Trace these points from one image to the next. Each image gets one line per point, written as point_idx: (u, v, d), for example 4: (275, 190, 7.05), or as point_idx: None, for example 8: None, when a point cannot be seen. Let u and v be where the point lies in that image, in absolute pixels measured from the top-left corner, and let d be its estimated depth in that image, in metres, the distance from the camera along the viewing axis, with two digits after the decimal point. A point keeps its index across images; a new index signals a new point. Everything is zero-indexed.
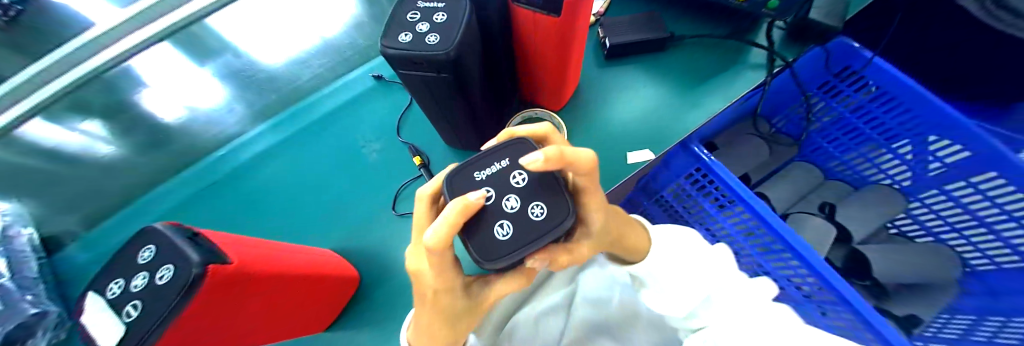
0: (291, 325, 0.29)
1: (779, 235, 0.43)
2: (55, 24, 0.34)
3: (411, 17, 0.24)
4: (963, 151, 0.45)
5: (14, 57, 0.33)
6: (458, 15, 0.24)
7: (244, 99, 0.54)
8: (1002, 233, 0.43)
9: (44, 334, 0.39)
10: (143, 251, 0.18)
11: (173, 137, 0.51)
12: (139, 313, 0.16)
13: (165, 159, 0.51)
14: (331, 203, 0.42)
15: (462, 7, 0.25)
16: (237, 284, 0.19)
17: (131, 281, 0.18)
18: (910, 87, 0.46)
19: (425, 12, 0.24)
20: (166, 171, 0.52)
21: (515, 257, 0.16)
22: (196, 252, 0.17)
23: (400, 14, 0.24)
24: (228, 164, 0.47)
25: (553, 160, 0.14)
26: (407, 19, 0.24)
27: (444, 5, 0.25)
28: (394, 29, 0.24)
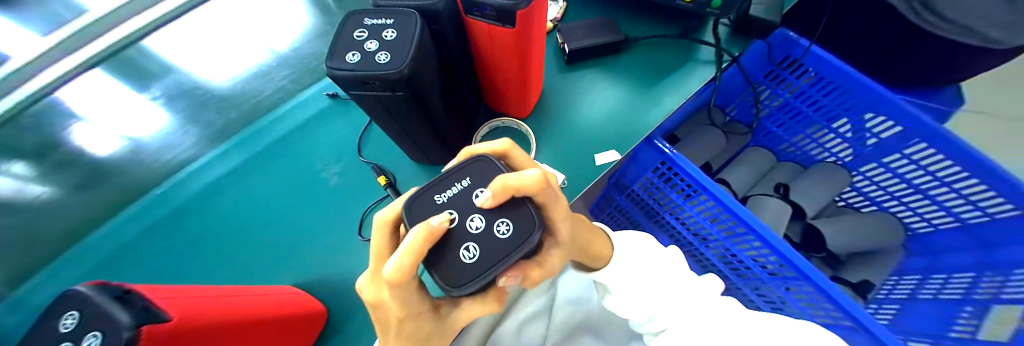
0: None
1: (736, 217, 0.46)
2: None
3: (358, 35, 0.23)
4: (894, 127, 0.51)
5: None
6: (407, 30, 0.23)
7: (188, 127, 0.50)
8: (944, 198, 0.49)
9: None
10: (61, 318, 0.16)
11: (106, 173, 0.45)
12: None
13: (92, 199, 0.44)
14: (294, 232, 0.39)
15: (412, 21, 0.24)
16: (181, 341, 0.17)
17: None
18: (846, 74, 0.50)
19: (373, 30, 0.23)
20: (93, 215, 0.44)
21: (484, 280, 0.15)
22: (125, 314, 0.16)
23: (347, 32, 0.24)
24: (169, 200, 0.42)
25: (497, 195, 0.15)
26: (354, 37, 0.23)
27: (392, 21, 0.24)
28: (341, 49, 0.23)
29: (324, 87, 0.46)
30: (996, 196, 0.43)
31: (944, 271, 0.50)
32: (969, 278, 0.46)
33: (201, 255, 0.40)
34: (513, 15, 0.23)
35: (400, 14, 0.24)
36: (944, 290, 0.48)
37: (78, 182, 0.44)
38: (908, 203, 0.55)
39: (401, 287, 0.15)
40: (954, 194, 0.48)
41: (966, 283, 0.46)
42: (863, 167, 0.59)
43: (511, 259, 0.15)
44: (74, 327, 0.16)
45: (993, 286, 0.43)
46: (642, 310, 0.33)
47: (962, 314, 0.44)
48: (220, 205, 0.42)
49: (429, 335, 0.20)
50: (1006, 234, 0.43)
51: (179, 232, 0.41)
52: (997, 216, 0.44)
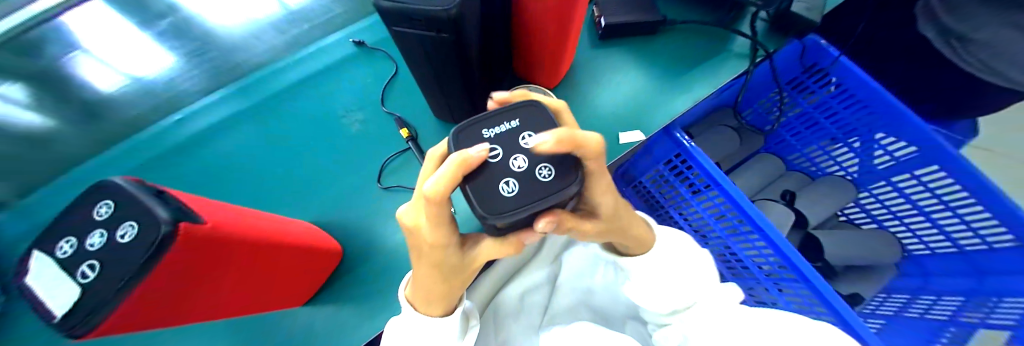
0: (259, 304, 0.28)
1: (746, 215, 0.46)
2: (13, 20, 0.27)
3: None
4: (904, 146, 0.51)
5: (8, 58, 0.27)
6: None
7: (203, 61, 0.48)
8: (939, 223, 0.51)
9: None
10: (99, 205, 0.16)
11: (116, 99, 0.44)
12: (94, 277, 0.15)
13: None
14: (310, 173, 0.39)
15: None
16: (210, 247, 0.18)
17: (90, 239, 0.16)
18: (871, 87, 0.50)
19: None
20: None
21: (523, 212, 0.15)
22: (161, 210, 0.16)
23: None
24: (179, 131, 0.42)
25: (562, 140, 0.15)
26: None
27: None
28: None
29: (350, 34, 0.45)
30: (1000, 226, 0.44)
31: (927, 294, 0.52)
32: (954, 301, 0.48)
33: (209, 188, 0.40)
34: None
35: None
36: (932, 309, 0.49)
37: None
38: (908, 224, 0.55)
39: (439, 210, 0.16)
40: (956, 220, 0.48)
41: (947, 306, 0.48)
42: (872, 185, 0.59)
43: (551, 201, 0.16)
44: (112, 214, 0.16)
45: (981, 311, 0.44)
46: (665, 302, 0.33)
47: (945, 333, 0.46)
48: (232, 140, 0.41)
49: (454, 269, 0.20)
50: (1004, 265, 0.44)
51: (192, 161, 0.41)
52: (994, 246, 0.45)
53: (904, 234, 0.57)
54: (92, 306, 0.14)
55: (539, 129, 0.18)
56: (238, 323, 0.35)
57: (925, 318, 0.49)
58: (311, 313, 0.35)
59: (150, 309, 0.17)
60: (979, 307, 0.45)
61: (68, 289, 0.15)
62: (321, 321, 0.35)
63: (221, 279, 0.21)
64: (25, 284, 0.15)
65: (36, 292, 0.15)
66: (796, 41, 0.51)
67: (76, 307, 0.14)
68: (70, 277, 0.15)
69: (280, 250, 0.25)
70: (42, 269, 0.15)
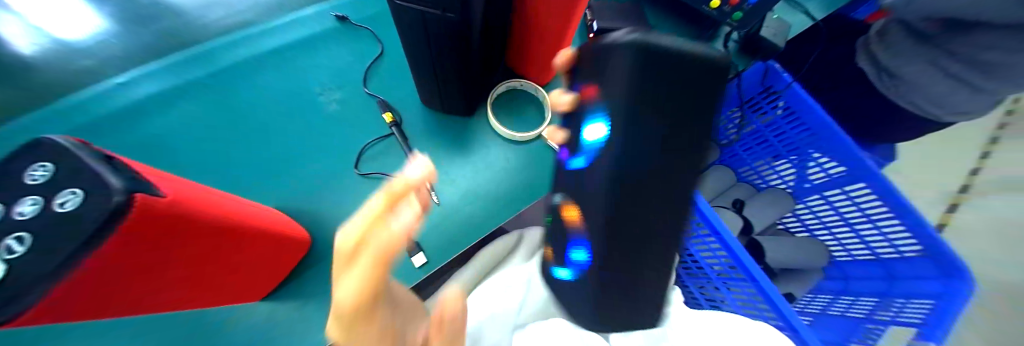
0: (217, 296, 0.25)
1: (709, 220, 0.50)
2: None
3: None
4: (838, 166, 0.58)
5: None
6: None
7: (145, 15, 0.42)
8: (859, 232, 0.60)
9: None
10: (36, 165, 0.14)
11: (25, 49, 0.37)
12: (24, 253, 0.12)
13: None
14: (276, 154, 0.36)
15: None
16: (171, 225, 0.16)
17: (21, 207, 0.13)
18: (815, 111, 0.56)
19: None
20: None
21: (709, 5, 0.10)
22: (117, 178, 0.13)
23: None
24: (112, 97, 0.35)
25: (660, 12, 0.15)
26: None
27: None
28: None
29: (331, 6, 0.41)
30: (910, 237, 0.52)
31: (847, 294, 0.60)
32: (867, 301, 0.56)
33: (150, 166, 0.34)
34: None
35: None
36: (851, 308, 0.57)
37: None
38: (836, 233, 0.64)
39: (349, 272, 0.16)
40: (877, 233, 0.56)
41: (862, 305, 0.56)
42: (807, 198, 0.67)
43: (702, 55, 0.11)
44: (50, 178, 0.13)
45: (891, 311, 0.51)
46: None
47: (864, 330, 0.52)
48: (183, 113, 0.37)
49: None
50: (910, 269, 0.52)
51: (130, 136, 0.35)
52: (906, 254, 0.53)
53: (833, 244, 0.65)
54: (21, 289, 0.12)
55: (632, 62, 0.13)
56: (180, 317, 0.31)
57: (847, 315, 0.56)
58: (270, 309, 0.31)
59: (87, 295, 0.14)
60: (887, 308, 0.52)
61: None
62: (282, 318, 0.31)
63: (173, 264, 0.18)
64: None
65: None
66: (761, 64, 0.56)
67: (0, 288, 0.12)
68: None
69: (248, 235, 0.22)
70: None
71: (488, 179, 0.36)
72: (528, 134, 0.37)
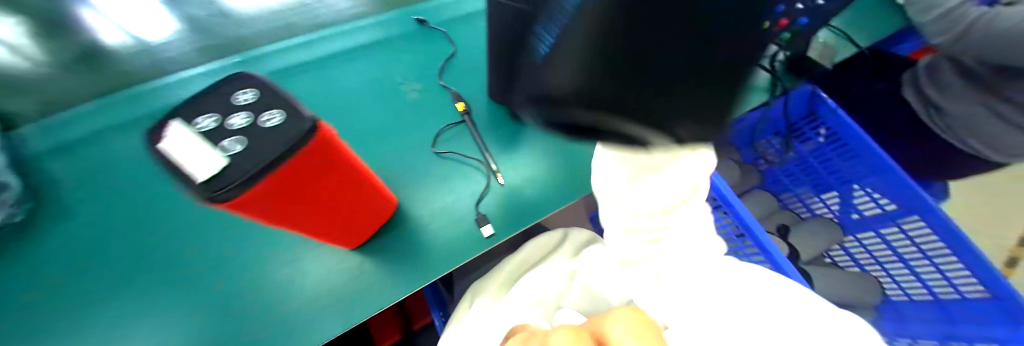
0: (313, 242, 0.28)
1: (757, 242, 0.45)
2: None
3: None
4: (886, 200, 0.55)
5: None
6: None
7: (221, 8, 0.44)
8: (917, 271, 0.53)
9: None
10: (239, 92, 0.18)
11: None
12: (239, 153, 0.16)
13: None
14: (357, 133, 0.40)
15: None
16: (325, 157, 0.19)
17: (230, 119, 0.17)
18: (859, 137, 0.55)
19: None
20: None
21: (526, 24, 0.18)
22: (307, 111, 0.18)
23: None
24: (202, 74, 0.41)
25: None
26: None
27: None
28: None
29: (413, 11, 0.47)
30: (971, 275, 0.46)
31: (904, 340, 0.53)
32: None
33: None
34: None
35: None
36: None
37: None
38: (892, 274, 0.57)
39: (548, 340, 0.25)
40: (936, 271, 0.50)
41: None
42: (860, 234, 0.60)
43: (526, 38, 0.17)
44: (256, 101, 0.17)
45: None
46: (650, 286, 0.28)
47: None
48: None
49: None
50: (972, 314, 0.46)
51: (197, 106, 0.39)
52: (967, 295, 0.47)
53: (888, 282, 0.58)
54: (230, 179, 0.15)
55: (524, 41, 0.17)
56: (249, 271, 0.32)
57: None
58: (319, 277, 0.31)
59: (261, 200, 0.18)
60: None
61: (207, 156, 0.15)
62: (333, 287, 0.31)
63: (310, 195, 0.21)
64: (162, 148, 0.15)
65: (170, 154, 0.15)
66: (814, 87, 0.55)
67: (221, 176, 0.15)
68: (210, 146, 0.16)
69: (360, 187, 0.25)
70: (176, 134, 0.16)
71: (545, 167, 0.38)
72: None
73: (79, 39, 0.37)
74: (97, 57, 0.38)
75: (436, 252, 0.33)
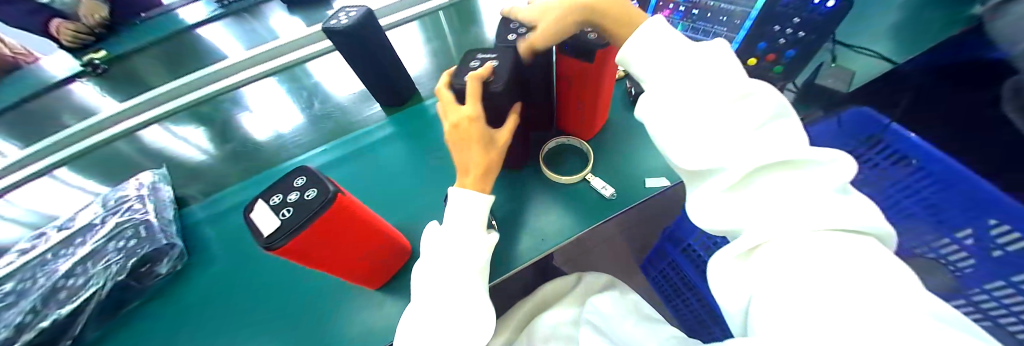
0: (356, 281, 0.38)
1: None
2: (171, 64, 0.76)
3: (473, 64, 0.34)
4: (1010, 232, 0.40)
5: (166, 74, 0.74)
6: (506, 63, 0.33)
7: (321, 123, 0.68)
8: (1011, 305, 0.40)
9: (167, 261, 0.46)
10: (294, 179, 0.27)
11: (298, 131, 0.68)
12: (287, 216, 0.25)
13: (280, 146, 0.65)
14: (398, 191, 0.54)
15: (507, 58, 0.34)
16: (343, 217, 0.28)
17: (288, 196, 0.26)
18: (939, 164, 0.46)
19: (483, 62, 0.34)
20: (274, 156, 0.64)
21: (308, 186, 0.27)
22: (333, 185, 0.26)
23: (465, 60, 0.34)
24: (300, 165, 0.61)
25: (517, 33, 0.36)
26: (470, 67, 0.34)
27: (496, 56, 0.34)
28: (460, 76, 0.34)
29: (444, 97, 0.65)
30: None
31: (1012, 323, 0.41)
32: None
33: None
34: (595, 51, 0.34)
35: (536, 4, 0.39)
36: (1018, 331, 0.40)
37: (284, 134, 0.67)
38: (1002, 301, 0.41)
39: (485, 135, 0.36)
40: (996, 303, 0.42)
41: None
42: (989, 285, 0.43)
43: (316, 209, 0.25)
44: (304, 183, 0.27)
45: None
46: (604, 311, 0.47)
47: None
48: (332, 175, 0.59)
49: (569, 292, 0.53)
50: None
51: None
52: None
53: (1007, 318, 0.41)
54: (279, 233, 0.24)
55: (313, 190, 0.26)
56: (309, 310, 0.43)
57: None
58: (357, 317, 0.41)
59: (300, 248, 0.27)
60: None
61: (271, 220, 0.25)
62: (366, 324, 0.41)
63: (335, 249, 0.30)
64: (251, 218, 0.26)
65: (254, 221, 0.26)
66: (863, 108, 0.52)
67: (273, 233, 0.24)
68: (274, 214, 0.25)
69: (373, 241, 0.34)
70: (259, 208, 0.26)
71: (552, 219, 0.45)
72: (571, 177, 0.46)
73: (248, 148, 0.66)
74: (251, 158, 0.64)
75: None
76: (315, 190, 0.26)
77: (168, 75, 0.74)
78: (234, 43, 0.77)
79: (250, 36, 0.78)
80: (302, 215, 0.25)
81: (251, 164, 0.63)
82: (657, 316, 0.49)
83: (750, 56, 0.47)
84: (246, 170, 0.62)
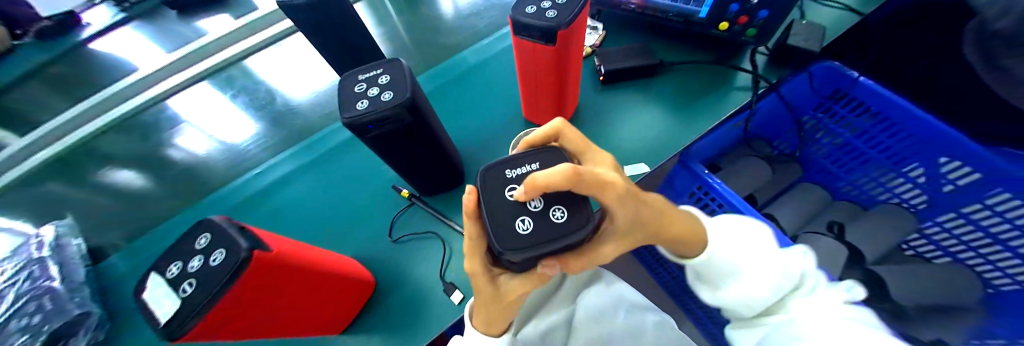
0: (316, 327, 0.33)
1: None
2: (58, 79, 0.63)
3: (358, 88, 0.28)
4: (969, 171, 0.47)
5: (54, 92, 0.61)
6: (401, 74, 0.28)
7: (265, 134, 0.60)
8: (1013, 249, 0.43)
9: (85, 334, 0.40)
10: (197, 238, 0.22)
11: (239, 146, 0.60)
12: (190, 291, 0.20)
13: (218, 167, 0.57)
14: (356, 208, 0.49)
15: (400, 68, 0.29)
16: (275, 274, 0.22)
17: (191, 263, 0.21)
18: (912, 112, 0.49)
19: (369, 81, 0.28)
20: (210, 179, 0.56)
21: (214, 248, 0.21)
22: (244, 239, 0.20)
23: (348, 86, 0.28)
24: (246, 186, 0.54)
25: (534, 187, 0.20)
26: (355, 91, 0.27)
27: (383, 70, 0.29)
28: (347, 103, 0.26)
29: None
30: None
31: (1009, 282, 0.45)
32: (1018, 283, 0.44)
33: None
34: (558, 32, 0.30)
35: (537, 150, 0.26)
36: (1001, 267, 0.46)
37: (226, 151, 0.59)
38: (1004, 241, 0.44)
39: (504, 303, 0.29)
40: (998, 246, 0.45)
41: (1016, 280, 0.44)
42: (994, 229, 0.45)
43: (229, 278, 0.19)
44: (207, 244, 0.21)
45: None
46: (602, 311, 0.46)
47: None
48: (282, 195, 0.52)
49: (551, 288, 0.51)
50: None
51: (254, 210, 0.51)
52: None
53: (1008, 259, 0.44)
54: (182, 318, 0.19)
55: (222, 246, 0.20)
56: None
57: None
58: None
59: (219, 325, 0.21)
60: None
61: (171, 300, 0.20)
62: None
63: (272, 312, 0.25)
64: (144, 301, 0.20)
65: (148, 304, 0.20)
66: (828, 63, 0.51)
67: (172, 320, 0.19)
68: (174, 292, 0.20)
69: (324, 283, 0.28)
70: (156, 286, 0.21)
71: None
72: None
73: (182, 173, 0.57)
74: (188, 184, 0.56)
75: (427, 320, 0.37)
76: (221, 253, 0.20)
77: (59, 97, 0.60)
78: (146, 46, 0.64)
79: (166, 35, 0.65)
80: (212, 290, 0.19)
81: (186, 192, 0.55)
82: (644, 301, 0.49)
83: (722, 20, 0.45)
84: (181, 200, 0.54)
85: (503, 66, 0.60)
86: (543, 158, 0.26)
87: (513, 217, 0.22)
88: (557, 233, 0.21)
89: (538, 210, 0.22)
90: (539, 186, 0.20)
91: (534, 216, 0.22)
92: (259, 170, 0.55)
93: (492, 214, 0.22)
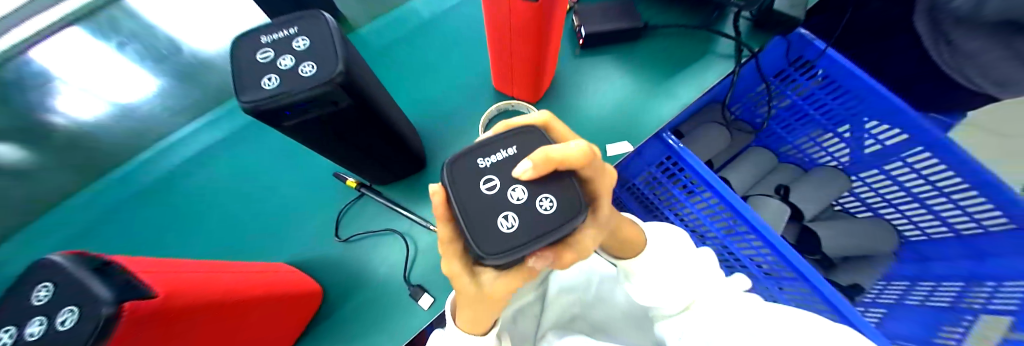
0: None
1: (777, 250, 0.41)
2: None
3: (263, 57, 0.20)
4: (896, 133, 0.49)
5: None
6: (323, 37, 0.20)
7: None
8: (941, 215, 0.49)
9: None
10: (35, 289, 0.15)
11: None
12: None
13: None
14: (299, 197, 0.43)
15: (323, 27, 0.21)
16: (173, 323, 0.17)
17: (33, 326, 0.14)
18: (859, 79, 0.48)
19: (279, 47, 0.20)
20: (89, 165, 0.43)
21: (61, 306, 0.14)
22: (109, 288, 0.14)
23: (246, 54, 0.20)
24: (149, 174, 0.44)
25: (540, 166, 0.18)
26: (258, 62, 0.20)
27: (298, 31, 0.21)
28: (250, 78, 0.19)
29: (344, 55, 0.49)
30: (969, 190, 0.44)
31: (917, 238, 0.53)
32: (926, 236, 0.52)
33: None
34: None
35: (513, 130, 0.20)
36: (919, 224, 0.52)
37: None
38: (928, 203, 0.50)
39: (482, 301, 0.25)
40: (921, 207, 0.51)
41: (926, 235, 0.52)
42: (916, 190, 0.50)
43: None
44: (51, 299, 0.15)
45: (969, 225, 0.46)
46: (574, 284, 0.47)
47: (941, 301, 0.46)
48: (202, 184, 0.44)
49: None
50: (944, 251, 0.50)
51: (166, 206, 0.43)
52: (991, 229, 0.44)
53: (929, 218, 0.51)
54: None
55: (78, 301, 0.14)
56: None
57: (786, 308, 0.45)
58: None
59: None
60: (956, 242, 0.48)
61: None
62: None
63: None
64: None
65: None
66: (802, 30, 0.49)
67: None
68: None
69: (250, 309, 0.23)
70: None
71: None
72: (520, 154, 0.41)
73: None
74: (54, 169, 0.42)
75: (387, 321, 0.36)
76: (73, 314, 0.14)
77: None
78: None
79: None
80: None
81: None
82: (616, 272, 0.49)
83: None
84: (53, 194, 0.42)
85: (468, 21, 0.51)
86: (521, 141, 0.20)
87: (489, 214, 0.17)
88: (544, 227, 0.17)
89: (521, 204, 0.18)
90: (555, 162, 0.18)
91: (519, 210, 0.17)
92: (162, 148, 0.44)
93: (464, 211, 0.17)
